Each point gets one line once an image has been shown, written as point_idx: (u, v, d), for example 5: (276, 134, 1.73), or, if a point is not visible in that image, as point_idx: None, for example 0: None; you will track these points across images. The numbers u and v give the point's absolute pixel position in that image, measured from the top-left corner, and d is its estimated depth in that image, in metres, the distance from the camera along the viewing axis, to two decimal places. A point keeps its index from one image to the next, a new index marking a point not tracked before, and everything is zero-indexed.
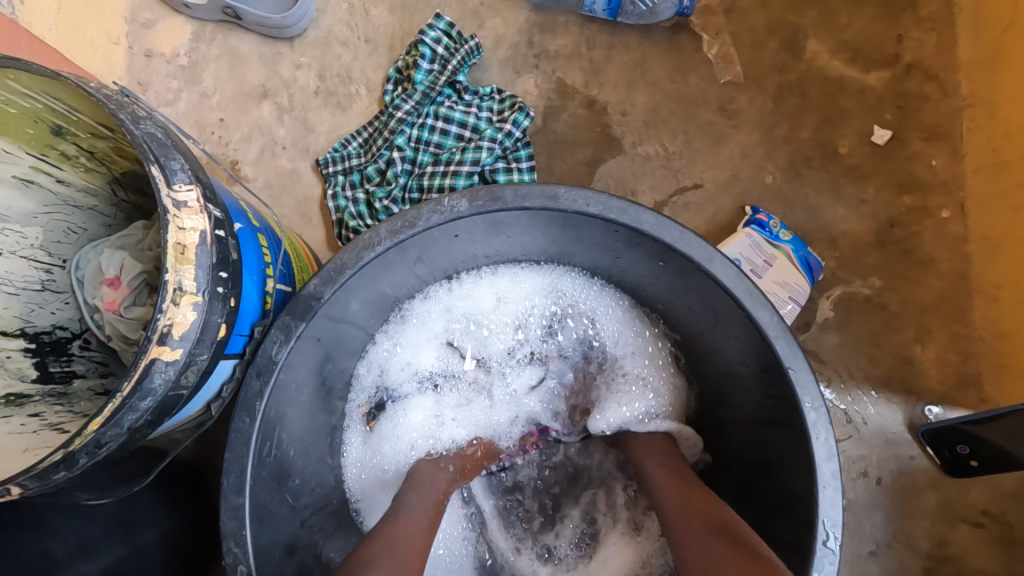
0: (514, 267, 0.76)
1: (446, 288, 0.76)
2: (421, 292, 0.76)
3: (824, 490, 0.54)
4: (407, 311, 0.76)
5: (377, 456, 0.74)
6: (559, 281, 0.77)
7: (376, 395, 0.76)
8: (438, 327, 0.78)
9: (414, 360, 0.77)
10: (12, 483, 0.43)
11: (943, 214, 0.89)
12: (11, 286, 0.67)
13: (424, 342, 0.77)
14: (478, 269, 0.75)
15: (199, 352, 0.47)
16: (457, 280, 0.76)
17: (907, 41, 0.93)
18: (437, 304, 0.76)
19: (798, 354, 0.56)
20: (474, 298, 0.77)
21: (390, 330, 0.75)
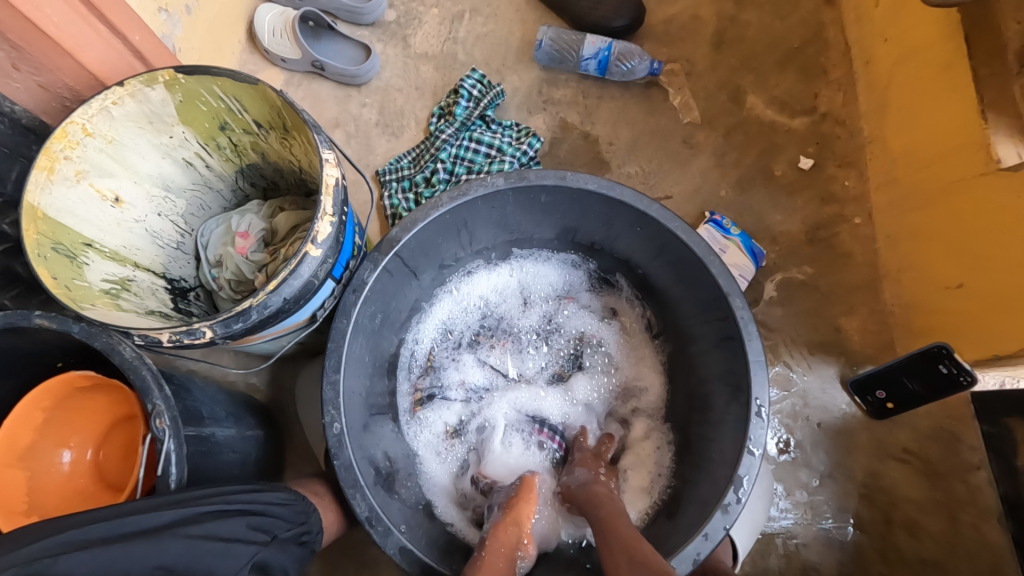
0: (528, 267, 1.03)
1: (479, 287, 1.02)
2: (465, 278, 1.00)
3: (756, 375, 0.76)
4: (453, 306, 1.00)
5: (427, 433, 0.94)
6: (562, 279, 1.04)
7: (427, 381, 0.98)
8: (474, 320, 1.02)
9: (456, 353, 1.00)
10: (208, 325, 0.64)
11: (856, 220, 1.17)
12: (161, 240, 0.89)
13: (461, 333, 1.01)
14: (504, 269, 1.02)
15: (328, 256, 0.71)
16: (488, 276, 1.02)
17: (821, 97, 1.26)
18: (473, 301, 1.01)
19: (734, 284, 0.80)
20: (500, 295, 1.03)
21: (437, 323, 1.00)
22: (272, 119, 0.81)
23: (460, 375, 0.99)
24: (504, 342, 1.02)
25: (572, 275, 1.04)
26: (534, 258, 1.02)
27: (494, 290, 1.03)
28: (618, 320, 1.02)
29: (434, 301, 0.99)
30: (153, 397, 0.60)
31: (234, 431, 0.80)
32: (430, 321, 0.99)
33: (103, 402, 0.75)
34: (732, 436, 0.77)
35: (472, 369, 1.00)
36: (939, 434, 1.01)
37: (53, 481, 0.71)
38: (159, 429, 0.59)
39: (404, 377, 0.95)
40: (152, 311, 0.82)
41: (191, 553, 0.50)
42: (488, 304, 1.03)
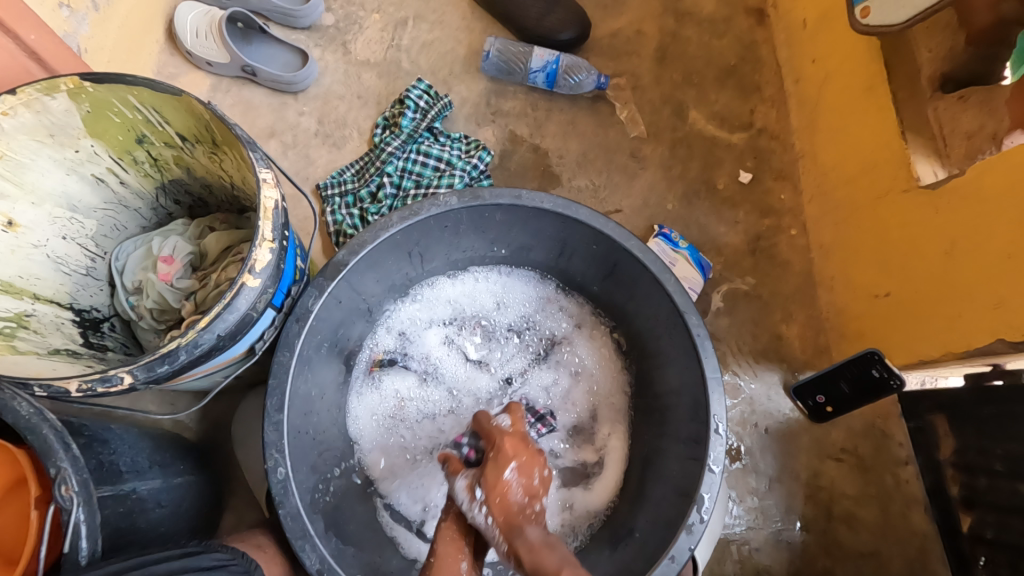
0: (508, 277, 0.99)
1: (455, 284, 0.97)
2: (436, 278, 0.96)
3: (714, 393, 0.77)
4: (423, 292, 0.96)
5: (379, 403, 0.90)
6: (541, 287, 0.99)
7: (389, 350, 0.94)
8: (445, 308, 0.97)
9: (421, 335, 0.96)
10: (128, 370, 0.57)
11: (792, 231, 1.23)
12: (66, 268, 0.78)
13: (433, 324, 0.97)
14: (484, 266, 0.98)
15: (269, 285, 0.64)
16: (464, 272, 0.97)
17: (756, 114, 1.31)
18: (446, 289, 0.97)
19: (690, 303, 0.81)
20: (477, 297, 0.99)
21: (407, 306, 0.95)
22: (199, 132, 0.73)
23: (425, 351, 0.95)
24: (476, 351, 0.98)
25: (550, 286, 0.99)
26: (512, 271, 0.99)
27: (471, 291, 0.98)
28: (591, 336, 0.98)
29: (402, 296, 0.94)
30: (57, 460, 0.51)
31: (160, 482, 0.71)
32: (399, 302, 0.95)
33: None
34: (692, 453, 0.78)
35: (439, 364, 0.95)
36: (870, 431, 1.08)
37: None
38: (66, 497, 0.51)
39: (369, 338, 0.92)
40: (57, 350, 0.72)
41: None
42: (463, 305, 0.99)
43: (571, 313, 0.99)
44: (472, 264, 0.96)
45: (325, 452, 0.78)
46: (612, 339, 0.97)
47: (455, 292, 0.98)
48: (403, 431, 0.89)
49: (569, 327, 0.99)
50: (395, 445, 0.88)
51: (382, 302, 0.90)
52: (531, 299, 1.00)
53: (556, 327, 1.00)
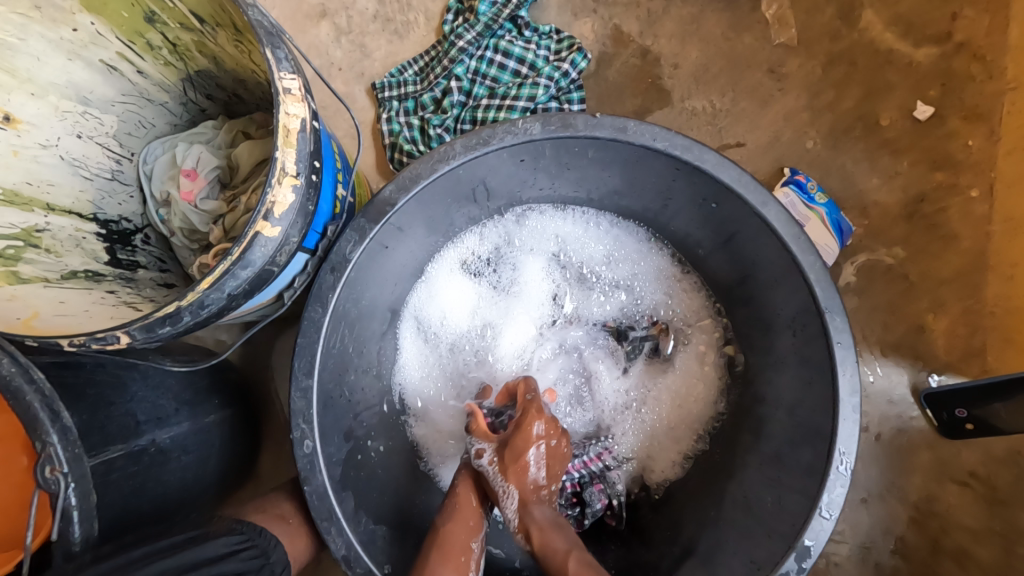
0: (627, 237, 0.82)
1: (567, 218, 0.82)
2: (552, 206, 0.81)
3: (844, 421, 0.59)
4: (530, 216, 0.81)
5: (442, 309, 0.81)
6: (656, 266, 0.82)
7: (480, 257, 0.82)
8: (547, 242, 0.83)
9: (516, 261, 0.83)
10: (123, 330, 0.46)
11: (971, 193, 0.93)
12: (86, 171, 0.67)
13: (533, 254, 0.83)
14: (601, 215, 0.81)
15: (292, 233, 0.51)
16: (577, 212, 0.81)
17: (960, 20, 0.95)
18: (552, 224, 0.82)
19: (835, 299, 0.60)
20: (587, 242, 0.83)
21: (511, 221, 0.81)
22: (215, 12, 0.56)
23: (514, 277, 0.83)
24: (567, 299, 0.84)
25: (664, 268, 0.82)
26: (630, 231, 0.82)
27: (582, 235, 0.83)
28: (694, 343, 0.82)
29: (504, 211, 0.80)
30: (45, 435, 0.45)
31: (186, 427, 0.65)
32: (502, 217, 0.81)
33: None
34: (799, 484, 0.62)
35: (525, 300, 0.83)
36: (1013, 460, 0.87)
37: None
38: (52, 478, 0.45)
39: (460, 239, 0.80)
40: (74, 272, 0.64)
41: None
42: (568, 245, 0.83)
43: (681, 306, 0.82)
44: (582, 203, 0.80)
45: (361, 413, 0.69)
46: (722, 356, 0.79)
47: (562, 231, 0.82)
48: (448, 355, 0.81)
49: (674, 322, 0.82)
50: (431, 367, 0.80)
51: (479, 213, 0.77)
52: (639, 275, 0.83)
53: (664, 313, 0.83)
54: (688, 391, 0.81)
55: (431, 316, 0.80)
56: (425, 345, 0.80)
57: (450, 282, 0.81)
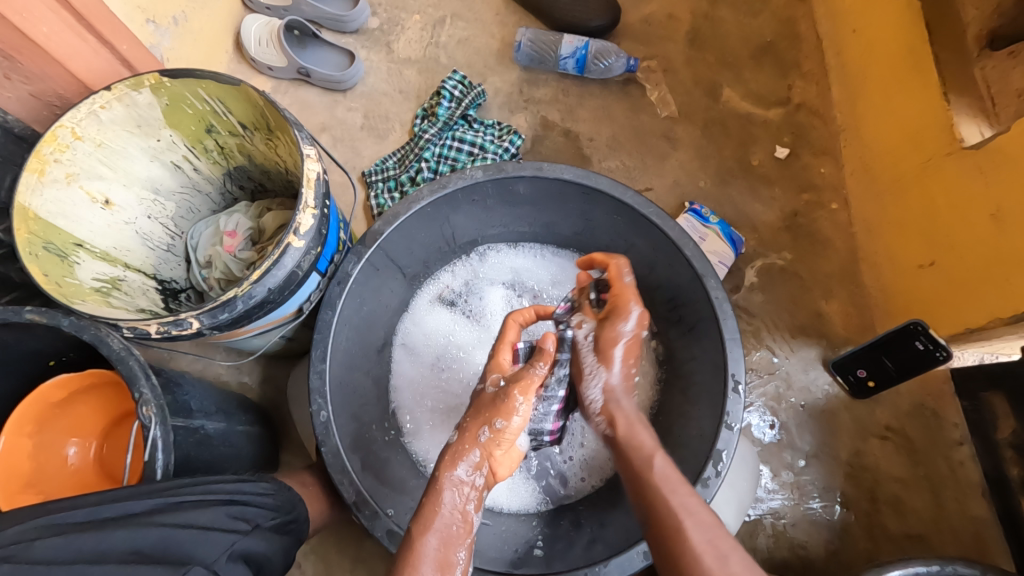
0: (567, 263, 1.05)
1: (519, 253, 1.05)
2: (506, 245, 1.05)
3: (732, 354, 0.78)
4: (490, 254, 1.05)
5: (426, 332, 1.01)
6: None
7: (454, 288, 1.04)
8: (505, 273, 1.06)
9: (482, 290, 1.05)
10: (195, 316, 0.66)
11: (833, 206, 1.20)
12: (151, 242, 0.91)
13: (495, 283, 1.05)
14: (544, 248, 1.05)
15: (312, 248, 0.73)
16: (526, 248, 1.05)
17: (794, 89, 1.29)
18: (508, 259, 1.06)
19: (710, 267, 0.82)
20: (536, 270, 1.06)
21: (476, 259, 1.05)
22: (256, 119, 0.83)
23: (482, 303, 1.04)
24: (527, 317, 1.04)
25: None
26: (569, 258, 1.05)
27: (532, 265, 1.06)
28: None
29: (468, 251, 1.04)
30: (140, 387, 0.61)
31: (223, 425, 0.81)
32: (468, 257, 1.05)
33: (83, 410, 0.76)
34: (712, 413, 0.79)
35: (492, 320, 1.03)
36: (919, 411, 1.05)
37: (65, 481, 0.73)
38: (147, 416, 0.61)
39: (437, 276, 1.03)
40: (143, 310, 0.84)
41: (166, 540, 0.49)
42: (522, 275, 1.06)
43: None
44: (528, 239, 1.04)
45: (363, 403, 0.86)
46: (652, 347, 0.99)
47: (516, 264, 1.06)
48: (433, 369, 0.99)
49: None
50: (420, 380, 0.97)
51: (449, 252, 1.01)
52: None
53: None
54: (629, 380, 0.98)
55: (417, 338, 1.00)
56: (414, 363, 0.98)
57: (431, 311, 1.02)
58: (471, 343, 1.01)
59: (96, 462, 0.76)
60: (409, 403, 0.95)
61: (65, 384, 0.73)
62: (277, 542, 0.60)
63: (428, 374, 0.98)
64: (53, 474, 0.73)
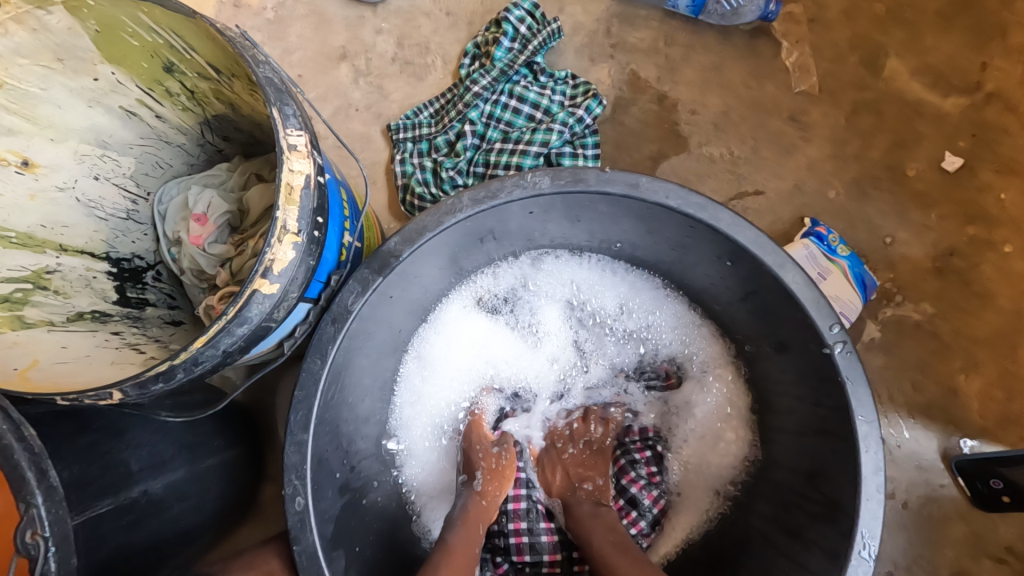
0: (647, 290, 0.79)
1: (583, 265, 0.79)
2: (571, 250, 0.78)
3: (868, 502, 0.55)
4: (547, 260, 0.79)
5: (449, 347, 0.78)
6: (674, 324, 0.79)
7: (496, 296, 0.80)
8: (563, 286, 0.80)
9: (530, 301, 0.80)
10: (116, 387, 0.46)
11: (1006, 249, 0.88)
12: (102, 211, 0.68)
13: (547, 296, 0.80)
14: (620, 264, 0.78)
15: (292, 289, 0.50)
16: (596, 259, 0.79)
17: (991, 70, 0.92)
18: (570, 268, 0.80)
19: (858, 369, 0.57)
20: (604, 290, 0.80)
21: (528, 262, 0.79)
22: (231, 66, 0.56)
23: (527, 317, 0.80)
24: (582, 347, 0.81)
25: (683, 327, 0.78)
26: (647, 283, 0.79)
27: (600, 282, 0.80)
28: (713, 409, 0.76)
29: (519, 252, 0.78)
30: (29, 496, 0.43)
31: (183, 474, 0.64)
32: (519, 258, 0.78)
33: None
34: (818, 566, 0.58)
35: (538, 343, 0.80)
36: None
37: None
38: (34, 543, 0.43)
39: (474, 279, 0.79)
40: (81, 314, 0.64)
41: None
42: (585, 292, 0.80)
43: (699, 369, 0.78)
44: (601, 251, 0.77)
45: (358, 463, 0.67)
46: (739, 429, 0.75)
47: (579, 277, 0.80)
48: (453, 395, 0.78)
49: (692, 385, 0.78)
50: (432, 407, 0.77)
51: (492, 253, 0.75)
52: (657, 330, 0.79)
53: (682, 373, 0.79)
54: (695, 453, 0.76)
55: (436, 354, 0.78)
56: (427, 384, 0.77)
57: (460, 321, 0.79)
58: (505, 369, 0.80)
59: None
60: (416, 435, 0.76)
61: None
62: None
63: (445, 401, 0.78)
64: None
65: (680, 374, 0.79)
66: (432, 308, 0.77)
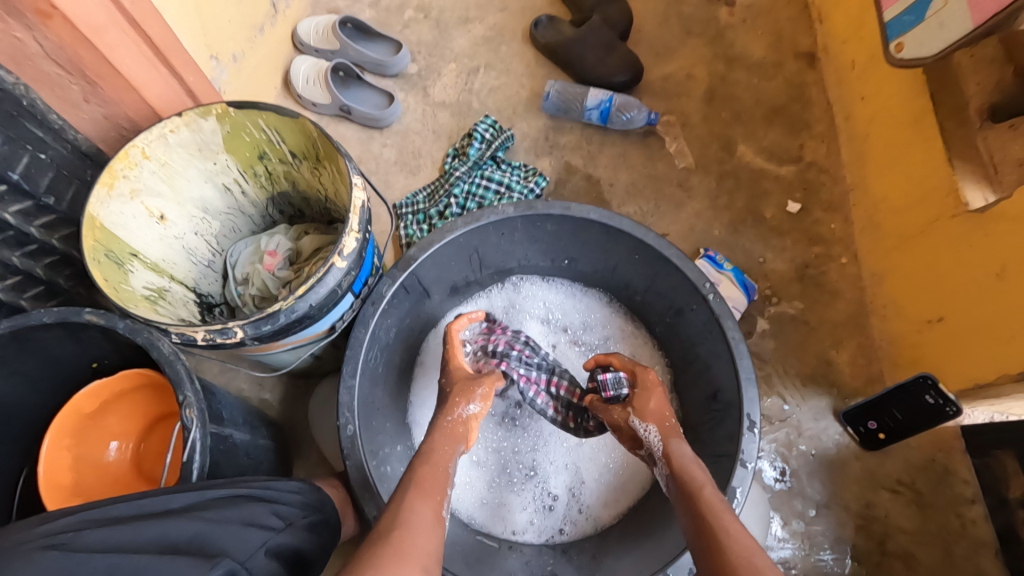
0: (598, 307, 1.08)
1: (552, 287, 1.09)
2: (542, 279, 1.09)
3: (747, 393, 0.81)
4: (526, 286, 1.09)
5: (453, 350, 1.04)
6: (619, 332, 1.06)
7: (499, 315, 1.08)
8: (539, 305, 1.09)
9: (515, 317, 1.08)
10: (238, 327, 0.71)
11: (842, 260, 1.24)
12: (194, 258, 0.96)
13: (528, 313, 1.08)
14: (577, 288, 1.09)
15: (352, 268, 0.79)
16: (560, 285, 1.09)
17: (805, 148, 1.36)
18: (542, 292, 1.09)
19: (726, 309, 0.86)
20: (567, 308, 1.09)
21: (517, 290, 1.09)
22: (307, 149, 0.90)
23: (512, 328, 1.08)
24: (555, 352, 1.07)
25: (625, 334, 1.06)
26: (598, 300, 1.09)
27: (564, 303, 1.09)
28: None
29: (504, 279, 1.09)
30: (185, 389, 0.65)
31: (250, 436, 0.84)
32: (505, 284, 1.09)
33: (114, 421, 0.80)
34: (727, 452, 0.81)
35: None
36: (930, 466, 1.05)
37: (99, 478, 0.77)
38: (189, 417, 0.64)
39: (474, 298, 1.08)
40: (183, 320, 0.89)
41: (202, 534, 0.51)
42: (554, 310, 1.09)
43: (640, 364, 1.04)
44: (559, 269, 1.07)
45: (385, 422, 0.88)
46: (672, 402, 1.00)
47: (549, 299, 1.09)
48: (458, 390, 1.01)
49: None
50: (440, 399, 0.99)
51: (483, 276, 1.05)
52: (609, 339, 1.07)
53: None
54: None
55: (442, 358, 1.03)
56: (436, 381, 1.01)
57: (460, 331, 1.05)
58: None
59: (131, 461, 0.80)
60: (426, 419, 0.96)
61: (96, 393, 0.77)
62: (306, 541, 0.63)
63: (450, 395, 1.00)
64: (86, 472, 0.77)
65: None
66: (436, 318, 1.03)
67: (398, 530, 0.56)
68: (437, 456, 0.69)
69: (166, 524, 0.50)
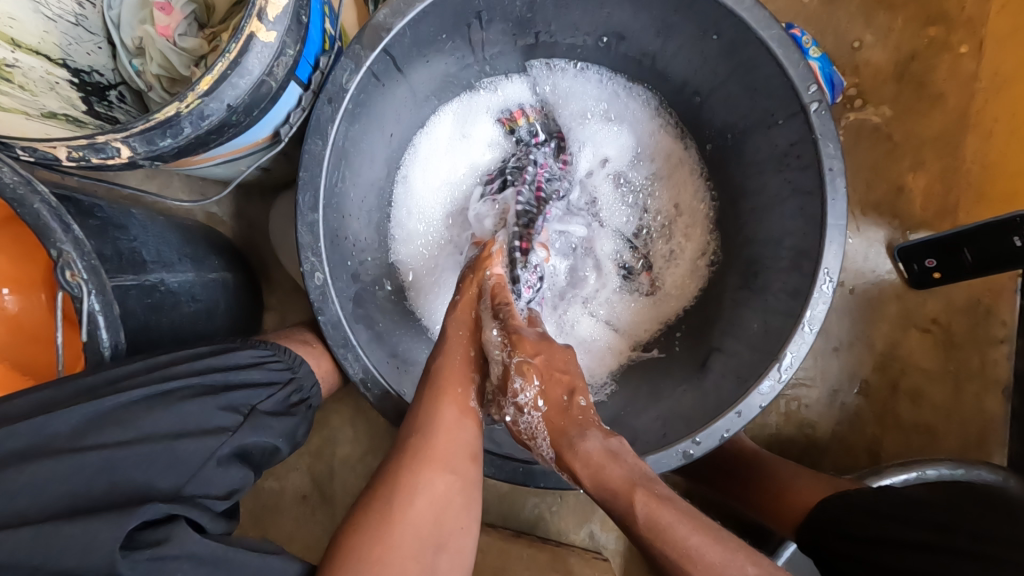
0: (650, 122, 0.80)
1: (597, 83, 0.80)
2: (587, 68, 0.79)
3: (831, 245, 0.63)
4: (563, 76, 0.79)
5: (448, 150, 0.79)
6: (666, 163, 0.81)
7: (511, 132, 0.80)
8: (573, 106, 0.81)
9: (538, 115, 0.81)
10: (121, 141, 0.46)
11: (960, 50, 0.92)
12: (47, 10, 0.63)
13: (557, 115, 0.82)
14: (632, 90, 0.80)
15: (289, 44, 0.49)
16: (609, 80, 0.79)
17: None
18: (580, 86, 0.80)
19: (830, 127, 0.62)
20: (609, 115, 0.81)
21: (547, 90, 0.80)
22: None
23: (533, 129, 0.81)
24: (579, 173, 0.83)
25: (672, 165, 0.81)
26: (653, 113, 0.80)
27: (607, 110, 0.81)
28: (686, 250, 0.81)
29: (534, 60, 0.78)
30: (57, 241, 0.44)
31: (192, 276, 0.66)
32: (537, 67, 0.79)
33: (2, 262, 0.61)
34: (785, 310, 0.67)
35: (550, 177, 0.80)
36: (973, 308, 0.94)
37: (15, 334, 0.61)
38: (74, 284, 0.45)
39: (492, 83, 0.79)
40: (53, 115, 0.61)
41: (116, 463, 0.38)
42: (591, 116, 0.81)
43: (682, 209, 0.81)
44: (592, 52, 0.76)
45: (364, 259, 0.71)
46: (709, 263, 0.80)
47: (587, 98, 0.80)
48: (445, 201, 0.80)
49: (674, 226, 0.82)
50: (423, 217, 0.78)
51: (487, 58, 0.75)
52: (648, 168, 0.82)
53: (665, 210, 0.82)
54: (662, 303, 0.81)
55: (431, 163, 0.78)
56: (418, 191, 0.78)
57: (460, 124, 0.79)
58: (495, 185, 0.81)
59: (46, 311, 0.62)
60: (399, 237, 0.77)
61: None
62: (280, 428, 0.50)
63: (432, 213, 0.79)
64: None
65: (665, 218, 0.82)
66: (422, 118, 0.76)
67: (410, 446, 0.55)
68: (450, 342, 0.64)
69: (63, 462, 0.36)
